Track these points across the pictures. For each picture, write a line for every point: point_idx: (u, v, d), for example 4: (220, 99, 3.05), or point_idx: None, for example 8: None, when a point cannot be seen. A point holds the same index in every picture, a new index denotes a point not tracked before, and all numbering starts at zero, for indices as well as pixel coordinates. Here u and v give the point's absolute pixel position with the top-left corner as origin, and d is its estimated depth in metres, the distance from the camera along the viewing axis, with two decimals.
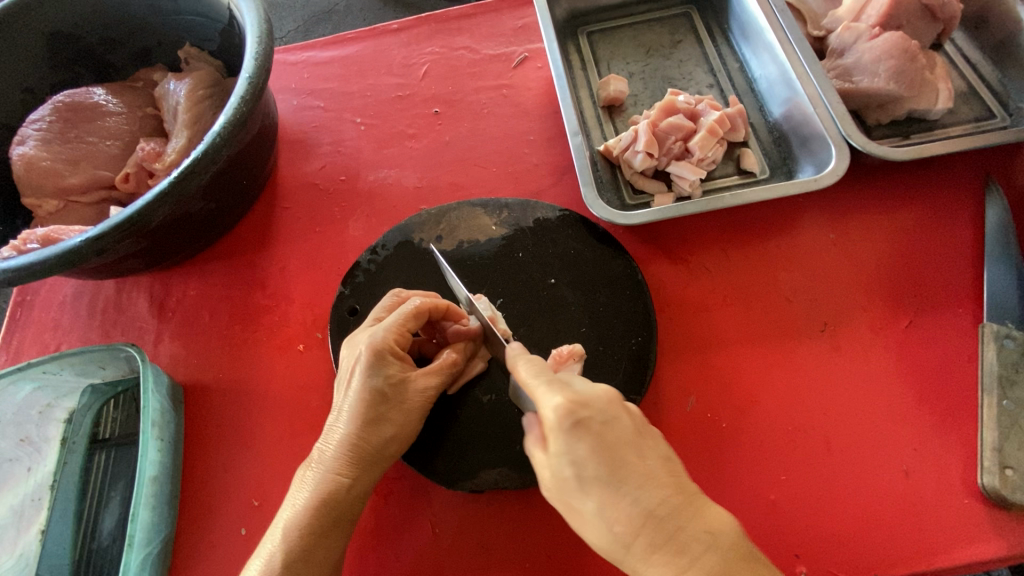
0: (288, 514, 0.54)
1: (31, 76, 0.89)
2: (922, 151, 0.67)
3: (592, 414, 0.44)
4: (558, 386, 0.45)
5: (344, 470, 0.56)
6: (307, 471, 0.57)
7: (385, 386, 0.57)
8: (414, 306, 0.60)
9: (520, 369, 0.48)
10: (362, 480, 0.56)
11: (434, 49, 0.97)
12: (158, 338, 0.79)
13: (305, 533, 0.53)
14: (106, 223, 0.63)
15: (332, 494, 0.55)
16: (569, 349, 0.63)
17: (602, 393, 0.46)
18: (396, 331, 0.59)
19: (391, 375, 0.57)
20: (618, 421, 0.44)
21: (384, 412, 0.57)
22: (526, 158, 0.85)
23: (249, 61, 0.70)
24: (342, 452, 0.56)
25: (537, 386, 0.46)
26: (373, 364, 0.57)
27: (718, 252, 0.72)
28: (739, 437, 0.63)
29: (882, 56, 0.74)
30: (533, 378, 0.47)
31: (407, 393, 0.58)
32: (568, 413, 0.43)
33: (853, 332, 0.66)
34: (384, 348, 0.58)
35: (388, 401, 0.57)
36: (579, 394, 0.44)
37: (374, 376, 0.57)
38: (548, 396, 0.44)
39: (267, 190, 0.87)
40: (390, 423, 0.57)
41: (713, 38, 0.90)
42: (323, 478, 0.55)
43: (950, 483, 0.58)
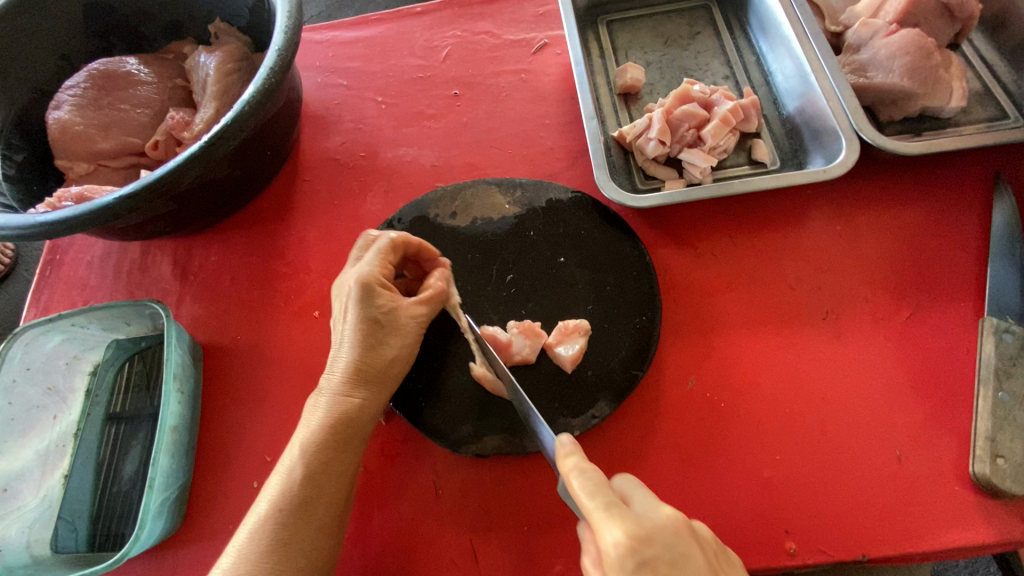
0: (302, 437, 0.56)
1: (66, 43, 0.92)
2: (930, 146, 0.69)
3: (656, 550, 0.41)
4: (618, 513, 0.43)
5: (353, 392, 0.58)
6: (313, 401, 0.59)
7: (379, 313, 0.60)
8: (390, 241, 0.63)
9: (574, 481, 0.45)
10: (369, 401, 0.59)
11: (456, 33, 0.99)
12: (180, 299, 0.82)
13: (323, 449, 0.55)
14: (139, 183, 0.66)
15: (343, 416, 0.57)
16: (574, 323, 0.67)
17: (667, 521, 0.43)
18: (381, 264, 0.62)
19: (383, 303, 0.60)
20: (685, 555, 0.42)
21: (381, 338, 0.60)
22: (542, 141, 0.87)
23: (279, 34, 0.73)
24: (348, 378, 0.58)
25: (596, 510, 0.43)
26: (366, 295, 0.59)
27: (725, 238, 0.74)
28: (736, 416, 0.64)
29: (897, 53, 0.75)
30: (590, 497, 0.44)
31: (400, 320, 0.61)
32: (631, 552, 0.41)
33: (853, 320, 0.68)
34: (372, 280, 0.60)
35: (384, 328, 0.60)
36: (642, 526, 0.42)
37: (368, 307, 0.59)
38: (608, 526, 0.42)
39: (290, 163, 0.90)
40: (390, 347, 0.60)
41: (731, 31, 0.91)
42: (330, 404, 0.57)
43: (941, 469, 0.60)
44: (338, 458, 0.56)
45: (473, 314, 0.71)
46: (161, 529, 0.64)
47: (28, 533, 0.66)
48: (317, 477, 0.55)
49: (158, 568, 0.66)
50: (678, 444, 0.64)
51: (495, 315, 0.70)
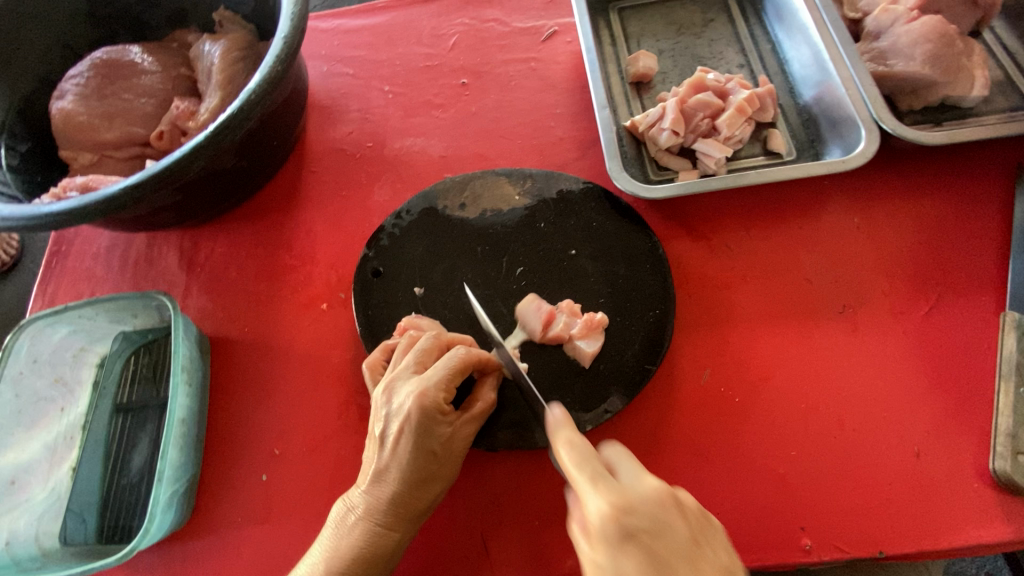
0: (324, 563, 0.54)
1: (69, 32, 0.91)
2: (953, 136, 0.67)
3: (640, 522, 0.42)
4: (602, 485, 0.44)
5: (390, 529, 0.55)
6: (348, 518, 0.56)
7: (436, 445, 0.55)
8: (463, 360, 0.56)
9: (563, 452, 0.47)
10: (407, 534, 0.56)
11: (464, 21, 0.97)
12: (187, 291, 0.81)
13: None
14: (144, 173, 0.65)
15: (377, 552, 0.54)
16: (594, 317, 0.65)
17: (654, 493, 0.44)
18: (446, 386, 0.55)
19: (444, 433, 0.55)
20: (667, 523, 0.43)
21: (433, 470, 0.56)
22: (552, 131, 0.85)
23: (286, 21, 0.71)
24: (386, 510, 0.55)
25: (581, 481, 0.45)
26: (426, 424, 0.54)
27: (740, 230, 0.73)
28: (751, 412, 0.63)
29: (919, 40, 0.73)
30: (576, 466, 0.45)
31: (454, 449, 0.57)
32: (614, 520, 0.42)
33: (872, 314, 0.67)
34: (436, 406, 0.54)
35: (438, 459, 0.56)
36: (627, 497, 0.43)
37: (425, 438, 0.54)
38: (593, 496, 0.44)
39: (296, 154, 0.89)
40: (439, 477, 0.57)
41: (746, 18, 0.89)
42: (367, 533, 0.55)
43: (961, 466, 0.59)
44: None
45: (483, 307, 0.70)
46: (170, 521, 0.64)
47: (37, 525, 0.65)
48: None
49: (167, 561, 0.65)
50: (691, 440, 0.63)
51: (505, 308, 0.69)
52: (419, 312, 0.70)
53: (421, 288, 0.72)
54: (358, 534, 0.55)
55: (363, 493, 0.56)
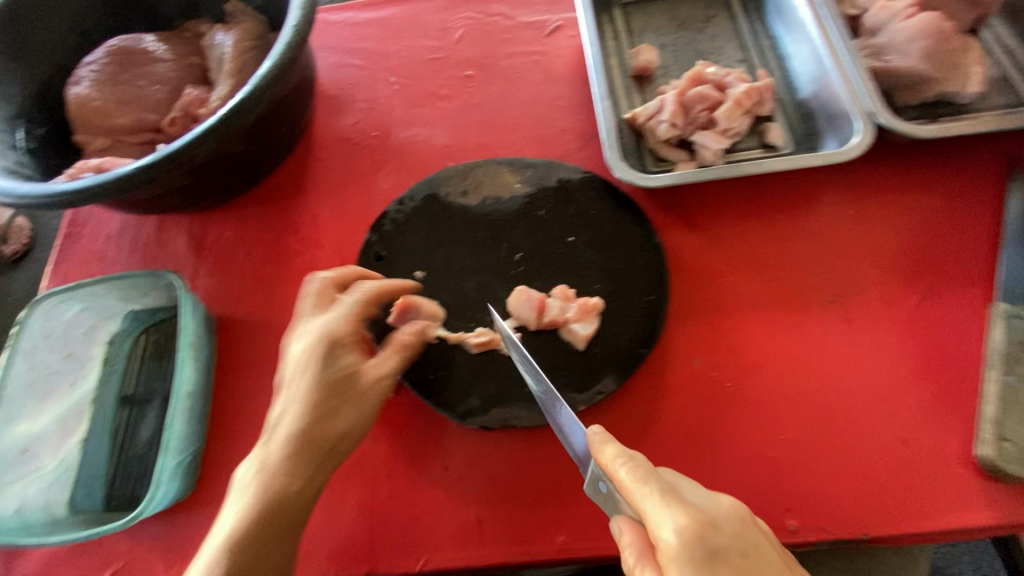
0: (233, 511, 0.52)
1: (87, 21, 0.94)
2: (946, 130, 0.68)
3: (722, 537, 0.44)
4: (676, 503, 0.44)
5: (296, 465, 0.54)
6: (251, 468, 0.55)
7: (337, 374, 0.57)
8: (368, 298, 0.61)
9: (620, 473, 0.46)
10: (316, 474, 0.55)
11: (470, 15, 0.99)
12: (195, 273, 0.83)
13: (251, 524, 0.51)
14: (155, 155, 0.68)
15: (281, 490, 0.53)
16: (588, 301, 0.67)
17: (730, 511, 0.46)
18: (350, 322, 0.59)
19: (343, 364, 0.58)
20: (748, 545, 0.45)
21: (336, 402, 0.57)
22: (553, 122, 0.87)
23: (296, 11, 0.73)
24: (295, 447, 0.55)
25: (649, 498, 0.45)
26: (326, 354, 0.57)
27: (735, 220, 0.74)
28: (741, 397, 0.65)
29: (916, 36, 0.74)
30: (644, 486, 0.45)
31: (359, 383, 0.58)
32: (698, 540, 0.42)
33: (862, 304, 0.68)
34: (341, 338, 0.58)
35: (339, 391, 0.57)
36: (707, 515, 0.44)
37: (326, 367, 0.57)
38: (668, 515, 0.43)
39: (303, 142, 0.91)
40: (344, 413, 0.57)
41: (747, 14, 0.90)
42: (272, 473, 0.54)
43: (946, 452, 0.60)
44: (282, 533, 0.53)
45: (481, 291, 0.71)
46: (175, 491, 0.66)
47: (46, 494, 0.68)
48: (242, 558, 0.50)
49: (170, 531, 0.67)
50: (682, 423, 0.64)
51: (503, 293, 0.71)
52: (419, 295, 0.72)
53: (422, 272, 0.74)
54: (268, 474, 0.54)
55: (269, 438, 0.56)
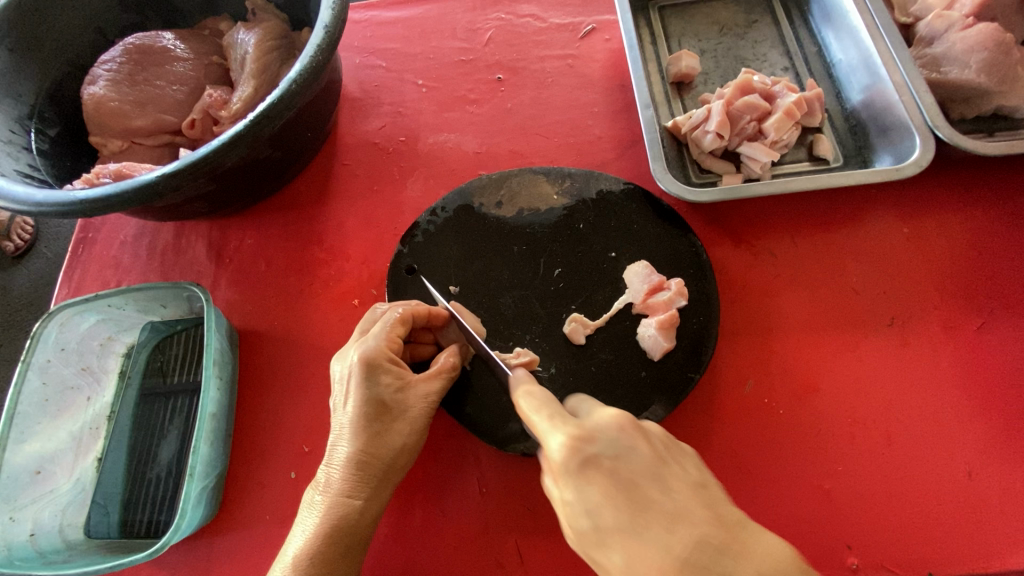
0: (300, 541, 0.52)
1: (102, 16, 0.90)
2: (1011, 147, 0.65)
3: (598, 446, 0.43)
4: (562, 421, 0.44)
5: (354, 492, 0.54)
6: (315, 497, 0.55)
7: (384, 395, 0.55)
8: (398, 314, 0.58)
9: (520, 401, 0.48)
10: (375, 498, 0.55)
11: (500, 16, 0.95)
12: (216, 283, 0.80)
13: (318, 551, 0.52)
14: (179, 162, 0.64)
15: (344, 518, 0.53)
16: (673, 284, 0.65)
17: (611, 421, 0.44)
18: (387, 342, 0.57)
19: (386, 384, 0.55)
20: (630, 451, 0.43)
21: (386, 424, 0.55)
22: (590, 130, 0.83)
23: (327, 10, 0.69)
24: (349, 472, 0.54)
25: (539, 419, 0.45)
26: (369, 376, 0.55)
27: (784, 237, 0.71)
28: (796, 425, 0.62)
29: (975, 47, 0.71)
30: (535, 411, 0.46)
31: (407, 401, 0.56)
32: (573, 451, 0.42)
33: (921, 328, 0.65)
34: (378, 358, 0.56)
35: (389, 411, 0.55)
36: (584, 426, 0.44)
37: (370, 389, 0.55)
38: (551, 432, 0.44)
39: (327, 146, 0.88)
40: (395, 434, 0.55)
41: (791, 19, 0.86)
42: (333, 501, 0.54)
43: (1015, 488, 0.57)
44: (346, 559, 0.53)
45: (519, 308, 0.68)
46: (198, 518, 0.62)
47: (62, 517, 0.64)
48: None
49: (193, 556, 0.64)
50: (733, 452, 0.61)
51: (542, 310, 0.67)
52: None
53: (457, 287, 0.70)
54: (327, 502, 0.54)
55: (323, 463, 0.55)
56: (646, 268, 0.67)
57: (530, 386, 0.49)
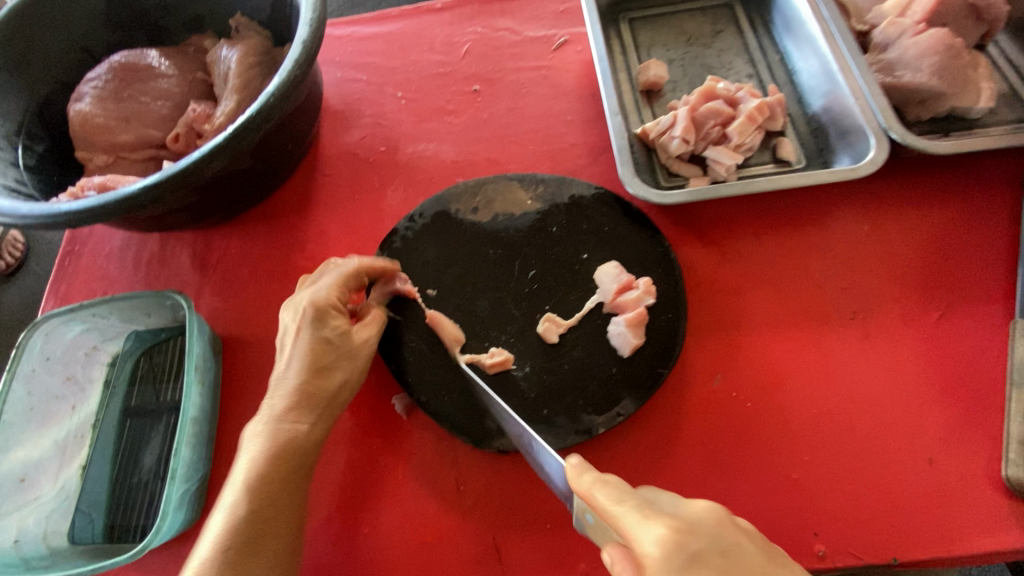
0: (246, 467, 0.56)
1: (89, 35, 0.92)
2: (961, 145, 0.68)
3: (702, 541, 0.40)
4: (655, 514, 0.41)
5: (298, 420, 0.59)
6: (258, 427, 0.58)
7: (332, 334, 0.62)
8: (350, 268, 0.66)
9: (597, 492, 0.44)
10: (311, 430, 0.59)
11: (476, 30, 0.99)
12: (199, 292, 0.81)
13: (264, 475, 0.55)
14: (161, 174, 0.66)
15: (287, 443, 0.58)
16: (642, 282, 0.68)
17: (708, 514, 0.42)
18: (337, 289, 0.64)
19: (327, 330, 0.61)
20: (733, 547, 0.40)
21: (331, 363, 0.61)
22: (563, 137, 0.86)
23: (304, 26, 0.72)
24: (291, 405, 0.59)
25: (628, 514, 0.42)
26: (319, 316, 0.61)
27: (750, 236, 0.73)
28: (763, 417, 0.64)
29: (926, 52, 0.75)
30: (619, 502, 0.43)
31: (351, 342, 0.63)
32: (677, 547, 0.39)
33: (881, 321, 0.67)
34: (328, 303, 0.62)
35: (335, 349, 0.62)
36: (683, 519, 0.41)
37: (319, 327, 0.61)
38: (646, 527, 0.40)
39: (310, 157, 0.90)
40: (341, 371, 0.62)
41: (754, 29, 0.90)
42: (276, 428, 0.58)
43: (974, 473, 0.59)
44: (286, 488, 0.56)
45: (494, 310, 0.70)
46: (180, 522, 0.63)
47: (45, 524, 0.65)
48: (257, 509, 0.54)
49: (176, 561, 0.65)
50: (703, 445, 0.63)
51: (516, 311, 0.69)
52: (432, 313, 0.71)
53: (434, 290, 0.72)
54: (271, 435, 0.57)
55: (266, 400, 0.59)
56: (616, 268, 0.70)
57: (611, 473, 0.45)
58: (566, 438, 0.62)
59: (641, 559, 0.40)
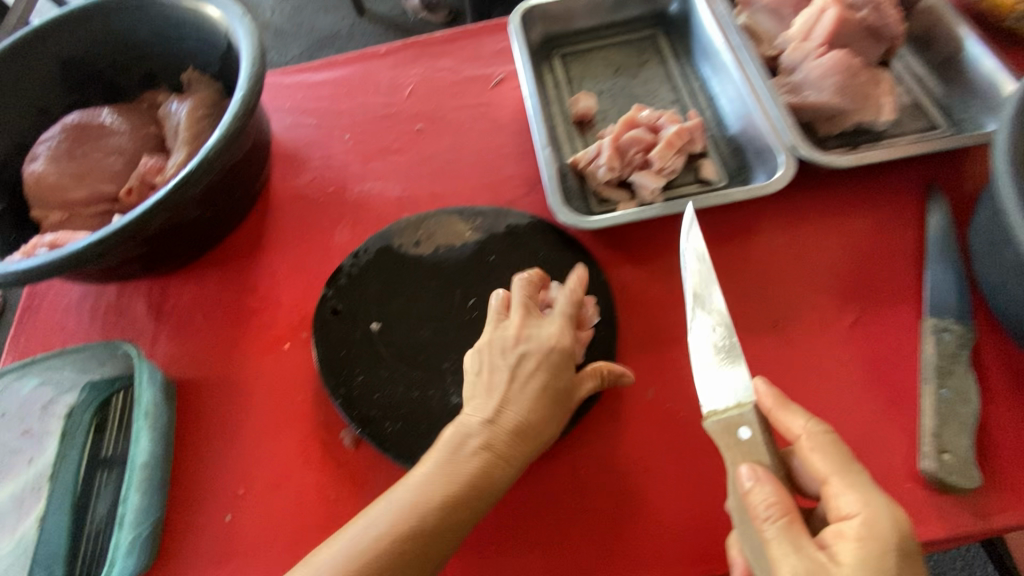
0: (407, 507, 0.53)
1: (44, 98, 0.96)
2: (863, 158, 0.73)
3: (874, 546, 0.46)
4: (872, 493, 0.48)
5: (494, 467, 0.57)
6: (461, 447, 0.57)
7: (562, 387, 0.62)
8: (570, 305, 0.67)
9: (818, 455, 0.50)
10: (460, 520, 0.54)
11: (419, 72, 1.04)
12: (155, 339, 0.84)
13: (428, 518, 0.53)
14: (105, 230, 0.69)
15: (463, 494, 0.55)
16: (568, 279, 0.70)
17: (896, 518, 0.47)
18: (568, 333, 0.64)
19: (548, 410, 0.60)
20: (903, 544, 0.46)
21: (550, 411, 0.61)
22: (502, 169, 0.90)
23: (243, 82, 0.76)
24: (441, 482, 0.55)
25: (850, 483, 0.49)
26: (563, 362, 0.62)
27: (678, 253, 0.77)
28: (694, 426, 0.66)
29: (828, 72, 0.80)
30: (841, 473, 0.49)
31: (576, 395, 0.63)
32: (868, 536, 0.46)
33: (802, 327, 0.71)
34: (568, 348, 0.63)
35: (561, 398, 0.62)
36: (866, 511, 0.47)
37: (560, 376, 0.62)
38: (849, 499, 0.48)
39: (261, 201, 0.93)
40: (555, 424, 0.61)
41: (677, 58, 0.96)
42: (457, 474, 0.55)
43: (892, 467, 0.62)
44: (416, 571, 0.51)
45: (436, 339, 0.73)
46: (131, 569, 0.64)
47: None
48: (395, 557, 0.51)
49: None
50: (638, 456, 0.65)
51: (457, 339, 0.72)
52: (376, 346, 0.73)
53: (378, 324, 0.75)
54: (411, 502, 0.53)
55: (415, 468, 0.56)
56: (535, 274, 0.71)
57: (821, 420, 0.53)
58: None
59: (842, 511, 0.48)
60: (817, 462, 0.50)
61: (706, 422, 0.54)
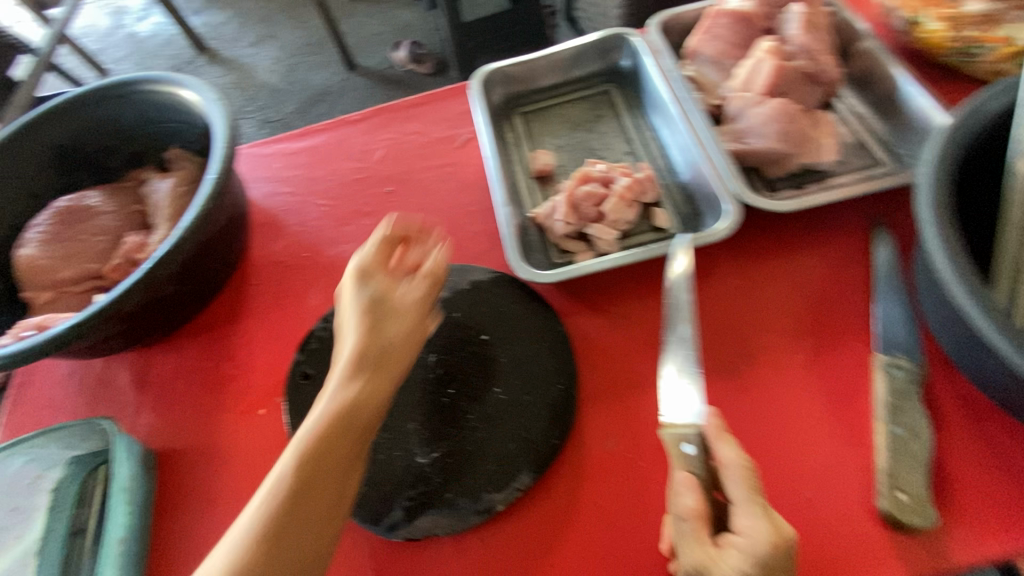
0: (306, 435, 0.54)
1: (37, 183, 1.02)
2: (804, 202, 0.76)
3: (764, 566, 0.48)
4: (772, 521, 0.49)
5: (354, 379, 0.59)
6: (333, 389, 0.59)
7: (372, 295, 0.66)
8: (387, 234, 0.72)
9: (732, 479, 0.52)
10: (347, 439, 0.55)
11: (389, 136, 1.09)
12: (137, 410, 0.86)
13: (324, 430, 0.55)
14: (82, 314, 0.73)
15: (345, 405, 0.57)
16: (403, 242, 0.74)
17: (785, 542, 0.49)
18: (379, 251, 0.70)
19: (397, 353, 0.63)
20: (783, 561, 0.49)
21: (381, 317, 0.65)
22: (467, 227, 0.94)
23: (215, 164, 0.81)
24: (319, 444, 0.54)
25: (755, 508, 0.50)
26: (367, 270, 0.68)
27: (635, 301, 0.79)
28: (654, 475, 0.67)
29: (768, 119, 0.83)
30: (750, 495, 0.51)
31: (397, 305, 0.66)
32: (758, 551, 0.48)
33: (757, 369, 0.72)
34: (368, 267, 0.68)
35: (382, 305, 0.65)
36: (769, 534, 0.49)
37: (366, 283, 0.67)
38: (751, 517, 0.50)
39: (240, 269, 0.97)
40: (395, 326, 0.64)
41: (630, 110, 1.01)
42: (346, 396, 0.58)
43: (851, 509, 0.62)
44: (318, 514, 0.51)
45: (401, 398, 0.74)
46: None
47: None
48: (302, 486, 0.51)
49: None
50: (601, 509, 0.66)
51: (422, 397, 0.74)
52: None
53: None
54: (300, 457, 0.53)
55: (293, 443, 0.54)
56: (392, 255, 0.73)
57: (750, 457, 0.53)
58: (469, 519, 0.65)
59: (736, 526, 0.50)
60: (730, 485, 0.52)
61: (663, 430, 0.56)
